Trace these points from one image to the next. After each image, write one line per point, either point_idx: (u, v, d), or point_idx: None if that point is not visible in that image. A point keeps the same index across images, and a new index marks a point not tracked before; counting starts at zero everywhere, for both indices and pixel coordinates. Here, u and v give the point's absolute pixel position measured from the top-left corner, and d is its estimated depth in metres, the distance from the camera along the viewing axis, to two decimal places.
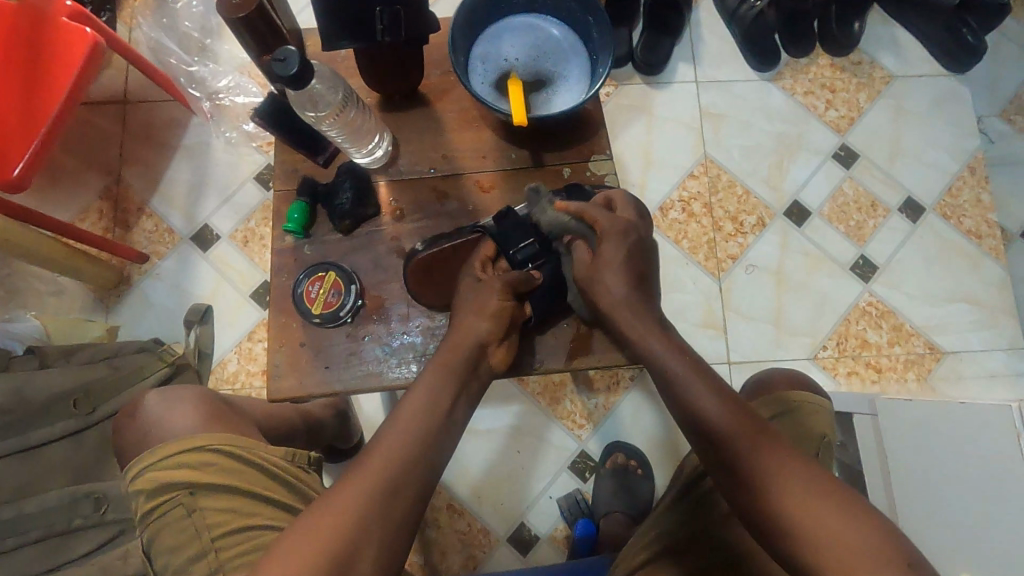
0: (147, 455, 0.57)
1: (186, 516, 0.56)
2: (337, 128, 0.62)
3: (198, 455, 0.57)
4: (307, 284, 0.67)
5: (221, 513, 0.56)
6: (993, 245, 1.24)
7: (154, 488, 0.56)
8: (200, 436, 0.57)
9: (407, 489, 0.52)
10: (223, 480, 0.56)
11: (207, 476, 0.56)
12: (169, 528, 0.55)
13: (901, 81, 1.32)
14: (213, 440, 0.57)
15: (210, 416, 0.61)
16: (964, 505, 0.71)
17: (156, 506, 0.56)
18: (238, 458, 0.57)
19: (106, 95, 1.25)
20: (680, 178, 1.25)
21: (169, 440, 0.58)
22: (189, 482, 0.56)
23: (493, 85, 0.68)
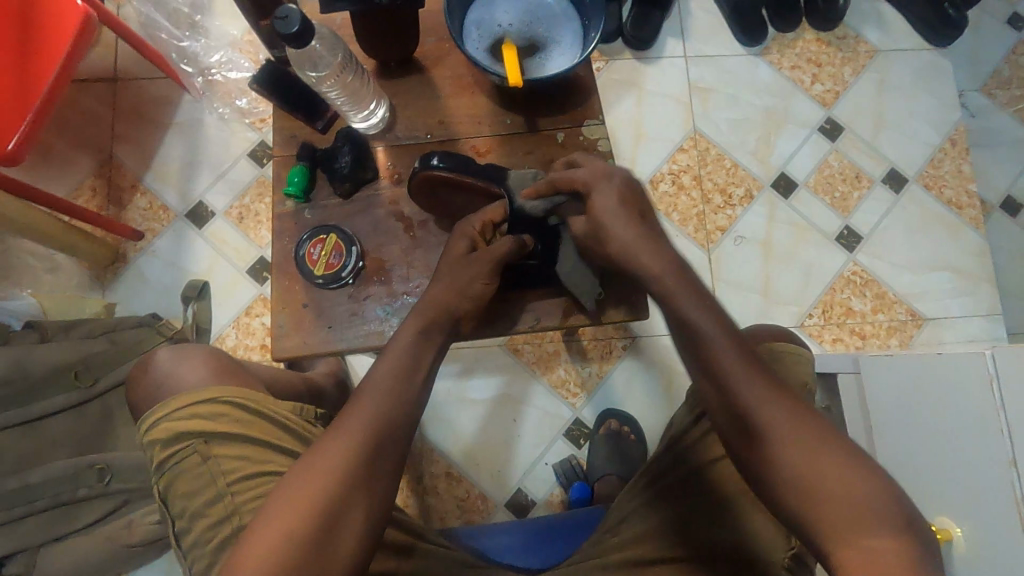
0: (159, 407, 0.59)
1: (200, 463, 0.57)
2: (337, 90, 0.63)
3: (209, 407, 0.59)
4: (308, 246, 0.68)
5: (234, 460, 0.58)
6: (973, 215, 1.28)
7: (168, 437, 0.58)
8: (210, 388, 0.59)
9: (378, 468, 0.52)
10: (237, 430, 0.58)
11: (220, 425, 0.58)
12: (184, 475, 0.57)
13: (885, 55, 1.34)
14: (226, 392, 0.59)
15: (218, 372, 0.63)
16: (938, 451, 0.75)
17: (171, 455, 0.58)
18: (250, 408, 0.59)
19: (96, 73, 1.24)
20: (671, 151, 1.27)
21: (179, 394, 0.60)
22: (202, 432, 0.58)
23: (488, 51, 0.70)
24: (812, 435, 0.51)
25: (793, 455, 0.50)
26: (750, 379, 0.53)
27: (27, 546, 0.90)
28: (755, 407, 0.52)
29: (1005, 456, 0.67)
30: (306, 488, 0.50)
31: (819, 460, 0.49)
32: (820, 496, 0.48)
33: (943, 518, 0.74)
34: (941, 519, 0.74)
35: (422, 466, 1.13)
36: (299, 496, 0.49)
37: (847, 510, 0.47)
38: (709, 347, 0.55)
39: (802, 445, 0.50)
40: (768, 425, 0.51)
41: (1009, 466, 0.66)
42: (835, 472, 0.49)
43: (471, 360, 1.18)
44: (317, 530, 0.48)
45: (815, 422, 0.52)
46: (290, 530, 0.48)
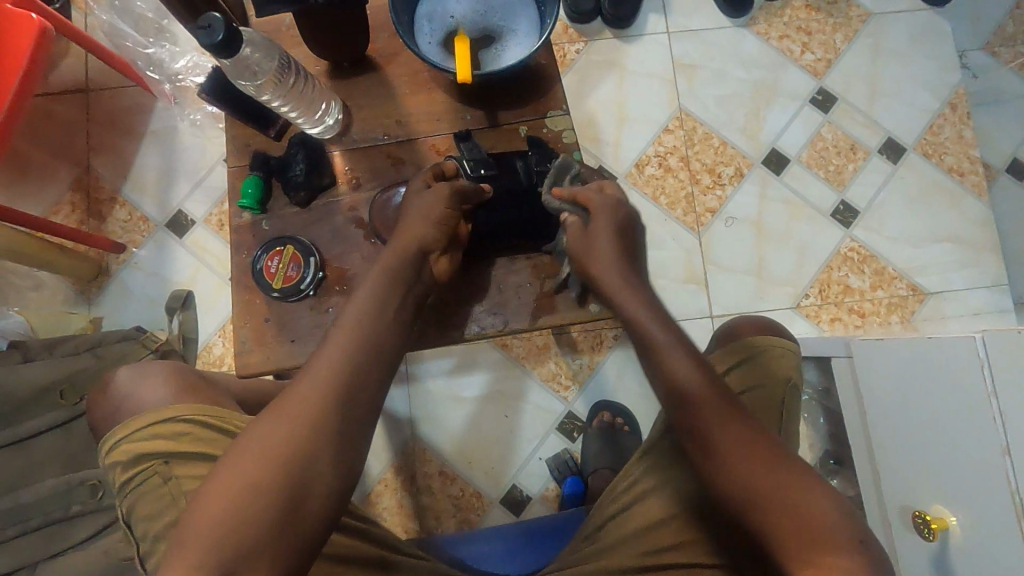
0: (119, 429, 0.58)
1: (162, 485, 0.56)
2: (280, 97, 0.61)
3: (169, 427, 0.58)
4: (266, 259, 0.66)
5: (195, 481, 0.56)
6: (976, 182, 1.23)
7: (129, 459, 0.57)
8: (171, 408, 0.58)
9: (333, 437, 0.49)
10: (199, 449, 0.57)
11: (180, 446, 0.57)
12: (146, 497, 0.56)
13: (879, 18, 1.28)
14: (185, 412, 0.58)
15: (179, 392, 0.61)
16: (930, 439, 0.72)
17: (132, 478, 0.57)
18: (212, 426, 0.58)
19: (68, 84, 1.23)
20: (656, 133, 1.23)
21: (139, 414, 0.59)
22: (163, 453, 0.57)
23: (440, 45, 0.67)
24: (763, 448, 0.52)
25: (725, 444, 0.53)
26: (690, 372, 0.58)
27: (21, 565, 0.89)
28: (698, 396, 0.57)
29: (997, 443, 0.64)
30: (268, 435, 0.48)
31: (755, 465, 0.51)
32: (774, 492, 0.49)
33: (939, 508, 0.72)
34: (934, 508, 0.72)
35: (416, 466, 1.13)
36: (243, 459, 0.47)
37: (790, 505, 0.49)
38: (663, 349, 0.60)
39: (742, 442, 0.53)
40: (705, 418, 0.55)
41: (1002, 453, 0.63)
42: (772, 472, 0.51)
43: (459, 358, 1.16)
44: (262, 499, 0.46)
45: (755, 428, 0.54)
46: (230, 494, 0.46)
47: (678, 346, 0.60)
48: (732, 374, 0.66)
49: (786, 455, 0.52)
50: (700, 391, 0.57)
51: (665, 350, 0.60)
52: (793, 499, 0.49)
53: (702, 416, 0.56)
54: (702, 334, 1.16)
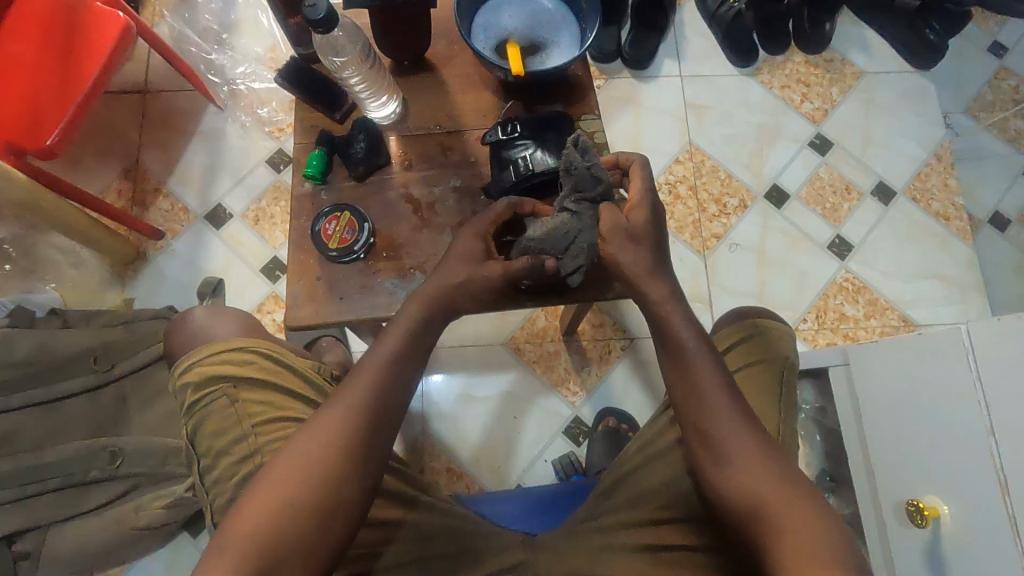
0: (191, 353, 0.63)
1: (228, 405, 0.61)
2: (358, 76, 0.70)
3: (236, 353, 0.63)
4: (324, 222, 0.72)
5: (257, 404, 0.61)
6: (961, 226, 1.33)
7: (200, 380, 0.62)
8: (240, 339, 0.64)
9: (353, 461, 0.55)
10: (264, 376, 0.62)
11: (247, 372, 0.62)
12: (212, 415, 0.61)
13: (871, 77, 1.41)
14: (252, 343, 0.64)
15: (243, 330, 0.67)
16: (919, 430, 0.78)
17: (201, 396, 0.62)
18: (274, 359, 0.64)
19: (129, 84, 1.33)
20: (668, 163, 1.33)
21: (208, 343, 0.65)
22: (230, 376, 0.62)
23: (493, 49, 0.76)
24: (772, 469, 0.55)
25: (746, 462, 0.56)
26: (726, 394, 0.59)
27: (35, 525, 0.93)
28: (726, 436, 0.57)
29: (983, 426, 0.70)
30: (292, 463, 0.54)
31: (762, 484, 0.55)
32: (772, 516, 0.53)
33: (931, 496, 0.76)
34: (928, 497, 0.76)
35: (425, 459, 1.16)
36: (283, 475, 0.54)
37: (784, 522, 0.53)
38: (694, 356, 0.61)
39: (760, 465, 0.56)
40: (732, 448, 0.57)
41: (987, 434, 0.69)
42: (781, 495, 0.54)
43: (473, 359, 1.21)
44: (306, 514, 0.53)
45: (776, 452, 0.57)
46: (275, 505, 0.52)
47: (713, 372, 0.60)
48: (733, 352, 0.72)
49: (799, 482, 0.55)
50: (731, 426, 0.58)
51: (700, 382, 0.60)
52: (789, 520, 0.52)
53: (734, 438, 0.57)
54: None
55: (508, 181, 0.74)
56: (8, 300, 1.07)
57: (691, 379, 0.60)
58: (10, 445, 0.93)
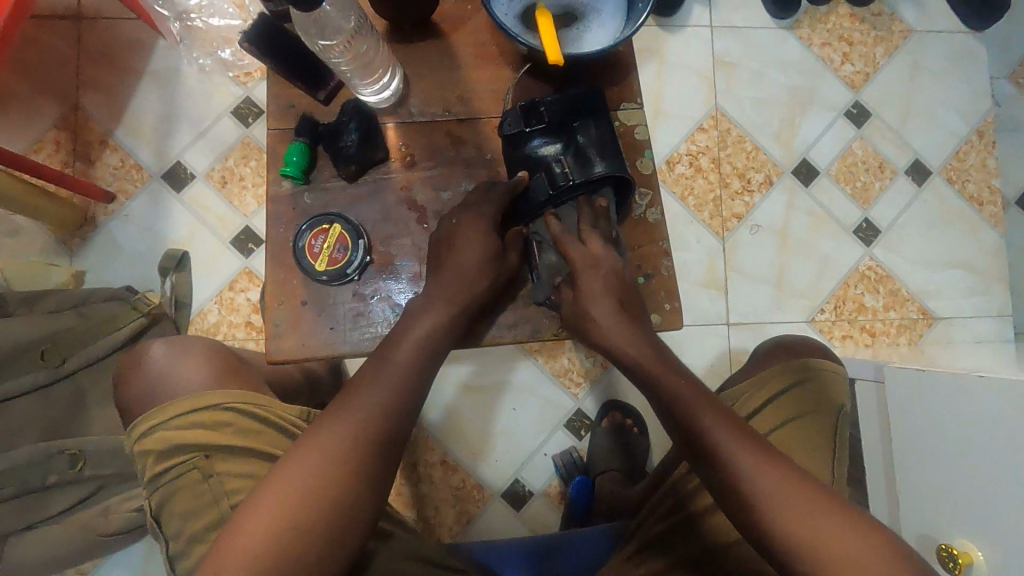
0: (153, 414, 0.52)
1: (203, 480, 0.52)
2: (346, 61, 0.55)
3: (212, 417, 0.53)
4: (309, 238, 0.60)
5: (240, 478, 0.53)
6: (994, 212, 1.24)
7: (165, 450, 0.52)
8: (213, 395, 0.53)
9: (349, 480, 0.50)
10: (244, 444, 0.53)
11: (223, 439, 0.53)
12: (182, 493, 0.52)
13: (919, 36, 1.26)
14: (231, 399, 0.53)
15: (219, 375, 0.56)
16: (961, 474, 0.73)
17: (168, 468, 0.52)
18: (256, 418, 0.54)
19: (59, 9, 1.10)
20: (690, 130, 1.19)
21: (174, 398, 0.54)
22: (205, 446, 0.52)
23: (518, 17, 0.60)
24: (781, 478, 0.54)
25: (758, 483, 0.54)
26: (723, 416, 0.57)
27: None
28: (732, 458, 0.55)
29: None
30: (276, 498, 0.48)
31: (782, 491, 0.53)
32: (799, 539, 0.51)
33: (962, 540, 0.72)
34: (961, 541, 0.72)
35: (417, 454, 1.09)
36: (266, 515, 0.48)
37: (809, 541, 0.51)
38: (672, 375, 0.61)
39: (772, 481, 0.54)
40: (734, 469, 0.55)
41: None
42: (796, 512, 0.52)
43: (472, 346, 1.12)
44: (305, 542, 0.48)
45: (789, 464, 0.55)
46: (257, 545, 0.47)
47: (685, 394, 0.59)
48: (772, 406, 0.64)
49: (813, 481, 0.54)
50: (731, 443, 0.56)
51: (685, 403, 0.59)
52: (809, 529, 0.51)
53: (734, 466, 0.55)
54: (718, 341, 1.15)
55: (541, 197, 0.61)
56: None
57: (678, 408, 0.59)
58: None
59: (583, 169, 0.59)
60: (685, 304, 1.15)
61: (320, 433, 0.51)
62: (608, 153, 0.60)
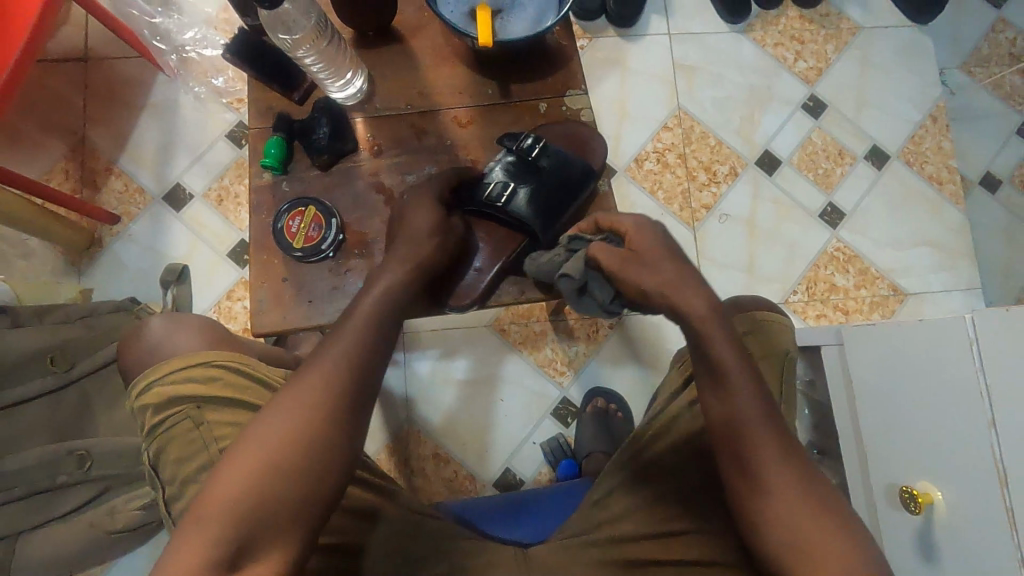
0: (148, 373, 0.58)
1: (193, 429, 0.56)
2: (313, 56, 0.62)
3: (203, 371, 0.58)
4: (287, 220, 0.66)
5: (227, 426, 0.57)
6: (954, 191, 1.29)
7: (160, 402, 0.57)
8: (204, 353, 0.59)
9: (323, 441, 0.51)
10: (231, 395, 0.58)
11: (213, 390, 0.57)
12: (175, 442, 0.56)
13: (867, 32, 1.34)
14: (218, 357, 0.59)
15: (210, 343, 0.62)
16: (914, 419, 0.76)
17: (162, 419, 0.57)
18: (242, 372, 0.59)
19: (67, 52, 1.21)
20: (654, 129, 1.27)
21: (169, 359, 0.59)
22: (196, 398, 0.57)
23: (464, 15, 0.68)
24: (799, 485, 0.52)
25: (782, 511, 0.51)
26: (765, 429, 0.54)
27: (8, 533, 0.88)
28: (768, 460, 0.53)
29: (983, 416, 0.68)
30: (251, 456, 0.49)
31: (797, 493, 0.52)
32: (803, 539, 0.50)
33: (924, 483, 0.75)
34: (921, 484, 0.75)
35: (410, 447, 1.13)
36: (240, 466, 0.49)
37: (812, 540, 0.50)
38: (735, 395, 0.55)
39: (801, 514, 0.51)
40: (764, 464, 0.53)
41: (988, 427, 0.67)
42: (811, 517, 0.51)
43: (459, 341, 1.17)
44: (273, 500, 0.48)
45: (815, 490, 0.52)
46: (236, 509, 0.47)
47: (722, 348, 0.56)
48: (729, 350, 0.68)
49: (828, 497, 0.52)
50: (770, 446, 0.53)
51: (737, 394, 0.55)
52: (811, 529, 0.50)
53: (762, 473, 0.53)
54: None
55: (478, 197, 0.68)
56: None
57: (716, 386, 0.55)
58: None
59: (518, 193, 0.68)
60: None
61: (298, 397, 0.52)
62: (551, 200, 0.69)
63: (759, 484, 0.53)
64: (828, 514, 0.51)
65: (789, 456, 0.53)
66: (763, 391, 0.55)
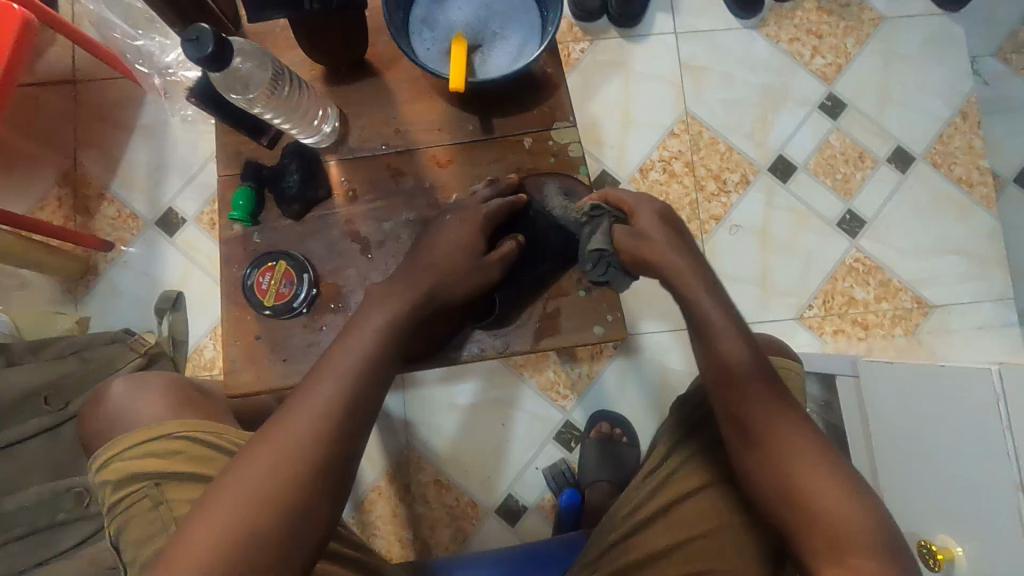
0: (107, 448, 0.56)
1: (152, 509, 0.55)
2: (272, 110, 0.58)
3: (162, 445, 0.56)
4: (257, 275, 0.63)
5: (186, 505, 0.55)
6: (985, 193, 1.21)
7: (117, 480, 0.55)
8: (163, 425, 0.57)
9: (302, 482, 0.49)
10: (191, 470, 0.55)
11: (172, 466, 0.55)
12: (134, 522, 0.54)
13: (892, 23, 1.25)
14: (177, 430, 0.57)
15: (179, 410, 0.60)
16: (934, 466, 0.71)
17: (121, 498, 0.55)
18: (202, 444, 0.57)
19: (55, 75, 1.19)
20: (660, 136, 1.20)
21: (129, 431, 0.57)
22: (153, 475, 0.55)
23: (442, 53, 0.63)
24: (795, 440, 0.55)
25: (789, 474, 0.54)
26: (759, 388, 0.56)
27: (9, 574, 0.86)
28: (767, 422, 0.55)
29: (1010, 480, 0.62)
30: (228, 505, 0.47)
31: (795, 451, 0.54)
32: (805, 501, 0.53)
33: (944, 536, 0.70)
34: (939, 537, 0.70)
35: (410, 474, 1.11)
36: (216, 517, 0.47)
37: (816, 502, 0.52)
38: (730, 350, 0.57)
39: (802, 473, 0.53)
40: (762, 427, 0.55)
41: (1015, 491, 0.61)
42: (812, 473, 0.53)
43: (459, 365, 1.14)
44: (249, 550, 0.46)
45: (812, 443, 0.55)
46: (212, 560, 0.46)
47: (717, 310, 0.58)
48: None
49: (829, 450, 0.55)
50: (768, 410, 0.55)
51: (727, 345, 0.57)
52: (815, 490, 0.53)
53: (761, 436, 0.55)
54: None
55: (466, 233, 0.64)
56: None
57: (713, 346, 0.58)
58: None
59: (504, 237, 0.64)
60: (666, 310, 1.15)
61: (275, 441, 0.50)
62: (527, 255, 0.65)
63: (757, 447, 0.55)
64: (826, 469, 0.54)
65: (785, 414, 0.56)
66: (762, 358, 0.58)
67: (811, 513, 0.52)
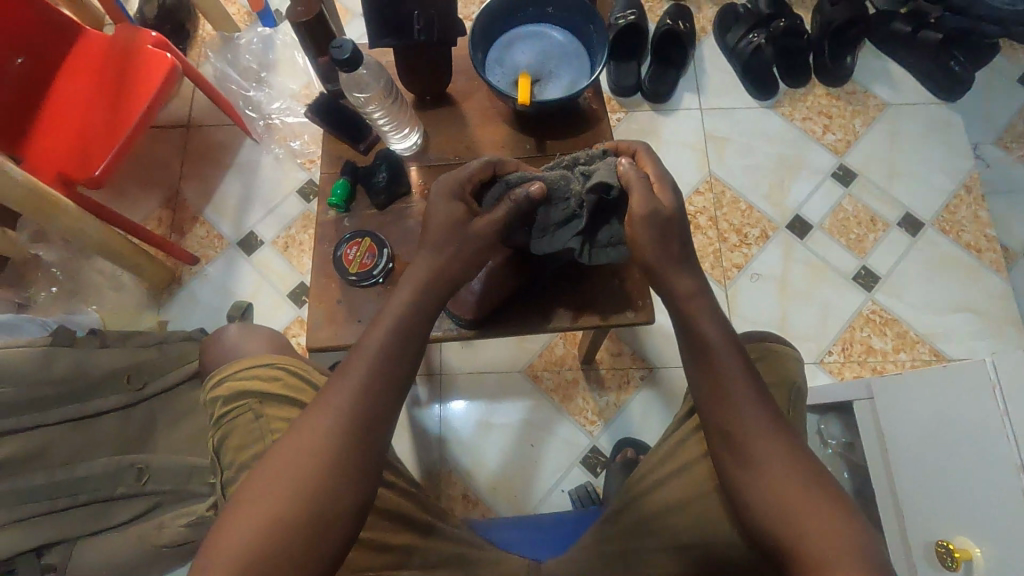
0: (224, 368, 0.67)
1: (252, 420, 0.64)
2: (381, 110, 0.75)
3: (265, 371, 0.66)
4: (346, 248, 0.76)
5: (280, 420, 0.64)
6: (995, 259, 1.29)
7: (229, 395, 0.65)
8: (269, 356, 0.68)
9: (330, 457, 0.53)
10: (286, 392, 0.65)
11: (271, 387, 0.65)
12: (237, 430, 0.64)
13: (895, 109, 1.41)
14: (280, 360, 0.67)
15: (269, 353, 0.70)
16: (946, 469, 0.75)
17: (229, 410, 0.65)
18: (298, 374, 0.67)
19: (174, 121, 1.42)
20: (686, 193, 1.34)
21: (241, 360, 0.68)
22: (257, 393, 0.65)
23: (509, 83, 0.81)
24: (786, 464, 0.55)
25: (779, 495, 0.54)
26: (752, 410, 0.58)
27: (63, 538, 0.86)
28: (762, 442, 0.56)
29: (1011, 464, 0.67)
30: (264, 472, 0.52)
31: (789, 471, 0.55)
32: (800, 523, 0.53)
33: (963, 539, 0.72)
34: (958, 539, 0.73)
35: (441, 487, 1.16)
36: (259, 480, 0.52)
37: (810, 521, 0.52)
38: (726, 375, 0.59)
39: (795, 494, 0.54)
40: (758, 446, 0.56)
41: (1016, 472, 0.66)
42: (805, 493, 0.54)
43: (495, 388, 1.22)
44: (280, 517, 0.50)
45: (805, 470, 0.55)
46: (253, 520, 0.50)
47: (718, 332, 0.62)
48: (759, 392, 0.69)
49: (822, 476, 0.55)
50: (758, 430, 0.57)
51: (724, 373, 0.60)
52: (811, 515, 0.52)
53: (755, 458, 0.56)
54: None
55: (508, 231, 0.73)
56: (51, 320, 1.11)
57: (712, 375, 0.60)
58: (40, 461, 0.87)
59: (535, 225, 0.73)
60: None
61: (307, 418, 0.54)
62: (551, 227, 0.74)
63: (748, 465, 0.56)
64: (820, 494, 0.54)
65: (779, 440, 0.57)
66: (759, 385, 0.59)
67: (808, 540, 0.52)
